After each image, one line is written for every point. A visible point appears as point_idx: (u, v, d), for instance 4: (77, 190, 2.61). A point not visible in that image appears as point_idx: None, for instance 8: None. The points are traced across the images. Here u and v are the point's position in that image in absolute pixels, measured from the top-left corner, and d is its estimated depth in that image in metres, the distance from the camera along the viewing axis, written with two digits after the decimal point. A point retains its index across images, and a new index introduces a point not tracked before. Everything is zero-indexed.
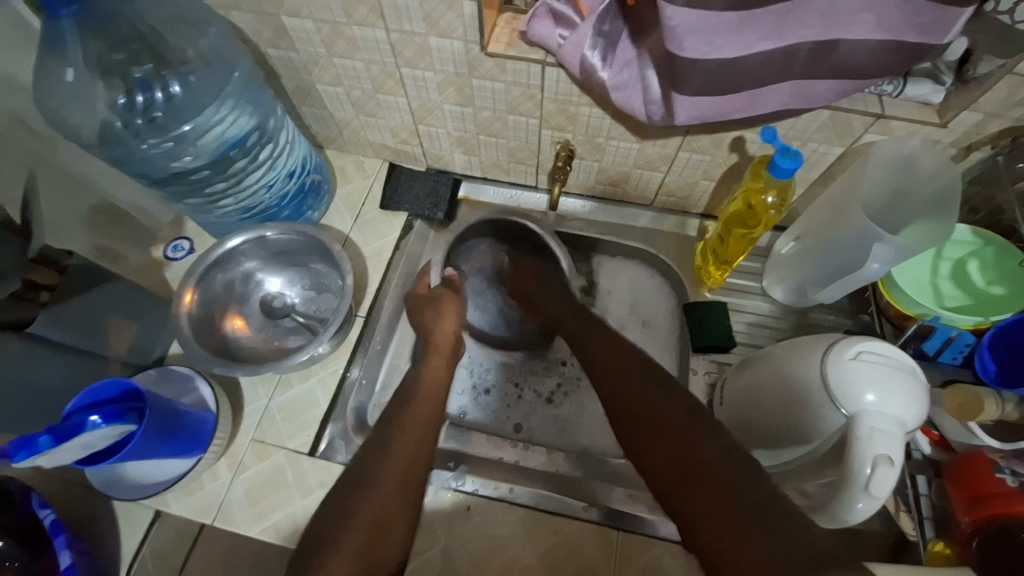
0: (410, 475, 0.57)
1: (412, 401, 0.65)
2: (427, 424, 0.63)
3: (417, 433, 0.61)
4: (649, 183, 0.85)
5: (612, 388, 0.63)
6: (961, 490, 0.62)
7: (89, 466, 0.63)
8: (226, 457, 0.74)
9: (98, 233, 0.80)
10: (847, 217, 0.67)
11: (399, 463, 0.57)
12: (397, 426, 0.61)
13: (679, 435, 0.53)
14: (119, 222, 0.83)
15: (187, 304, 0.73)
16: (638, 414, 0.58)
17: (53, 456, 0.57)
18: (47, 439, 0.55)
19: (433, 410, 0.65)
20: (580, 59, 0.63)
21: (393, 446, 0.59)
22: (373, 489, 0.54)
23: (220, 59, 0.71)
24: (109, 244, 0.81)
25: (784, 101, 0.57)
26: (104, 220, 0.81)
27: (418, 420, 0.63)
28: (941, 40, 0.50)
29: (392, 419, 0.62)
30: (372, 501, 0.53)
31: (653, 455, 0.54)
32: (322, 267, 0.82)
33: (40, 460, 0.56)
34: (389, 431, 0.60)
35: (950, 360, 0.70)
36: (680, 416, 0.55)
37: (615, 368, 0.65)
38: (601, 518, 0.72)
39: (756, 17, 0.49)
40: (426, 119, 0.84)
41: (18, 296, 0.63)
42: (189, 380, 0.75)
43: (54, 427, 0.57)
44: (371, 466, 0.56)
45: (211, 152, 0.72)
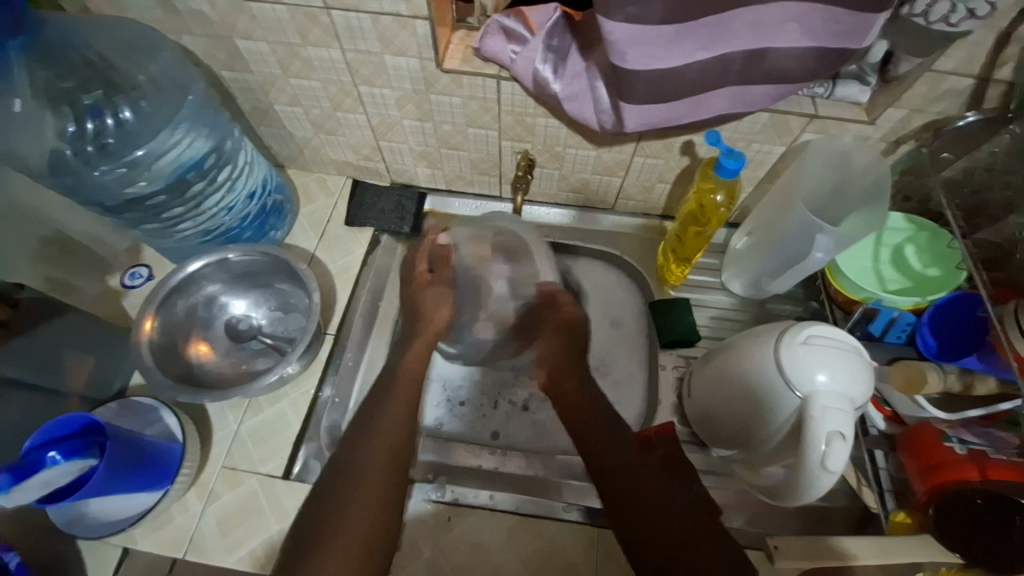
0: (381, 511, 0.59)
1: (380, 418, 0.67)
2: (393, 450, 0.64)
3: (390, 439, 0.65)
4: (609, 187, 0.88)
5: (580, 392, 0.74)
6: (915, 460, 0.66)
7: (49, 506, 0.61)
8: (195, 487, 0.72)
9: (49, 266, 0.77)
10: (790, 210, 0.71)
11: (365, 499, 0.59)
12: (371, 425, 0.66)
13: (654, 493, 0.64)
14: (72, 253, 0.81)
15: (147, 332, 0.71)
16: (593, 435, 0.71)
17: (14, 496, 0.56)
18: (7, 477, 0.54)
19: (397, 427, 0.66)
20: (532, 72, 0.66)
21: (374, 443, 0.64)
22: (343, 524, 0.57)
23: (173, 83, 0.71)
24: (62, 276, 0.78)
25: (724, 105, 0.61)
26: (55, 252, 0.78)
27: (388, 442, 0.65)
28: (861, 44, 0.54)
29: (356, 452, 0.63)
30: (343, 531, 0.57)
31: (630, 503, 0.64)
32: (288, 287, 0.81)
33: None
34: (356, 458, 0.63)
35: (895, 339, 0.75)
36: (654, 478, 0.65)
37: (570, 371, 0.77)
38: (587, 518, 0.73)
39: (691, 29, 0.52)
40: (387, 135, 0.85)
41: None
42: (153, 411, 0.72)
43: (12, 465, 0.56)
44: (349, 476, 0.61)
45: (167, 176, 0.71)
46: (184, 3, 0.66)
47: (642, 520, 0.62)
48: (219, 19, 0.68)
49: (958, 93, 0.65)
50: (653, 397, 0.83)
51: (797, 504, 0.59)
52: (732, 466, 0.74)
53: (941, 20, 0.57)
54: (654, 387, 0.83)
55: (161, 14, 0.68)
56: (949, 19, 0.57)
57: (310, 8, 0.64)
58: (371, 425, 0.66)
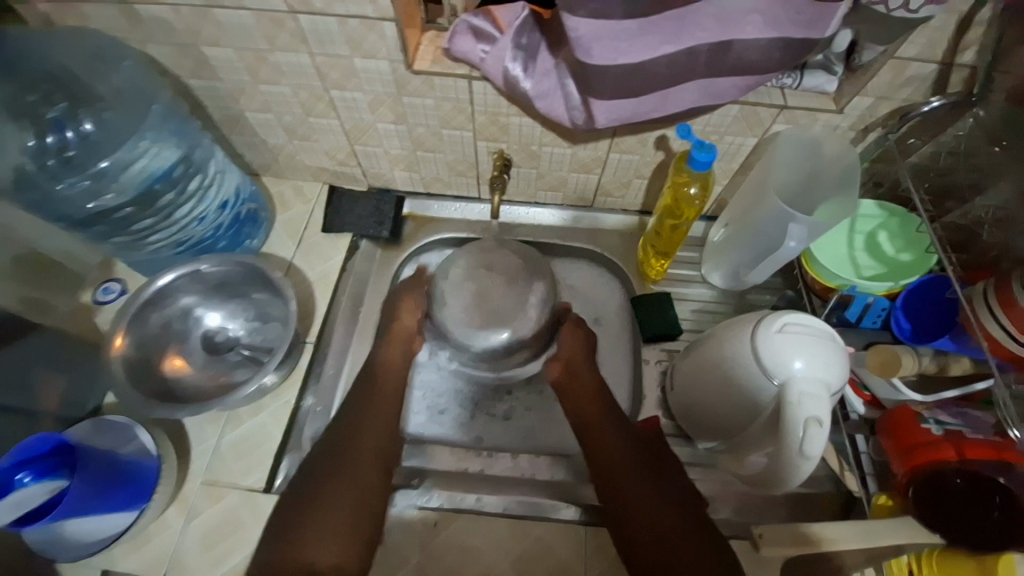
0: (354, 520, 0.61)
1: (366, 417, 0.70)
2: (375, 461, 0.67)
3: (385, 424, 0.70)
4: (586, 185, 0.89)
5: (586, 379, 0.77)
6: (893, 442, 0.66)
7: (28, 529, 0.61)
8: (176, 504, 0.70)
9: (22, 283, 0.74)
10: (764, 200, 0.72)
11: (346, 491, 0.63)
12: (366, 404, 0.71)
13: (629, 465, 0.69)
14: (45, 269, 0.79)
15: (118, 348, 0.70)
16: (584, 414, 0.74)
17: None
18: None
19: (381, 436, 0.69)
20: (503, 71, 0.65)
21: (366, 423, 0.69)
22: (316, 526, 0.60)
23: (136, 92, 0.70)
24: (36, 295, 0.75)
25: (694, 98, 0.61)
26: (27, 271, 0.76)
27: (367, 460, 0.66)
28: (823, 34, 0.55)
29: (343, 452, 0.66)
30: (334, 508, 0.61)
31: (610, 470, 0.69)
32: (265, 297, 0.79)
33: None
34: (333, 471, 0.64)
35: (871, 324, 0.75)
36: (631, 451, 0.70)
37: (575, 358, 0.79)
38: (581, 518, 0.73)
39: (655, 23, 0.53)
40: (361, 139, 0.84)
41: None
42: (128, 428, 0.69)
43: None
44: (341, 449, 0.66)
45: (135, 186, 0.70)
46: (146, 11, 0.65)
47: (628, 499, 0.66)
48: (183, 26, 0.67)
49: (923, 79, 0.66)
50: (638, 392, 0.83)
51: (784, 490, 0.59)
52: (717, 457, 0.74)
53: (901, 7, 0.57)
54: (639, 382, 0.83)
55: (123, 22, 0.67)
56: (909, 5, 0.57)
57: (276, 13, 0.64)
58: (363, 410, 0.70)
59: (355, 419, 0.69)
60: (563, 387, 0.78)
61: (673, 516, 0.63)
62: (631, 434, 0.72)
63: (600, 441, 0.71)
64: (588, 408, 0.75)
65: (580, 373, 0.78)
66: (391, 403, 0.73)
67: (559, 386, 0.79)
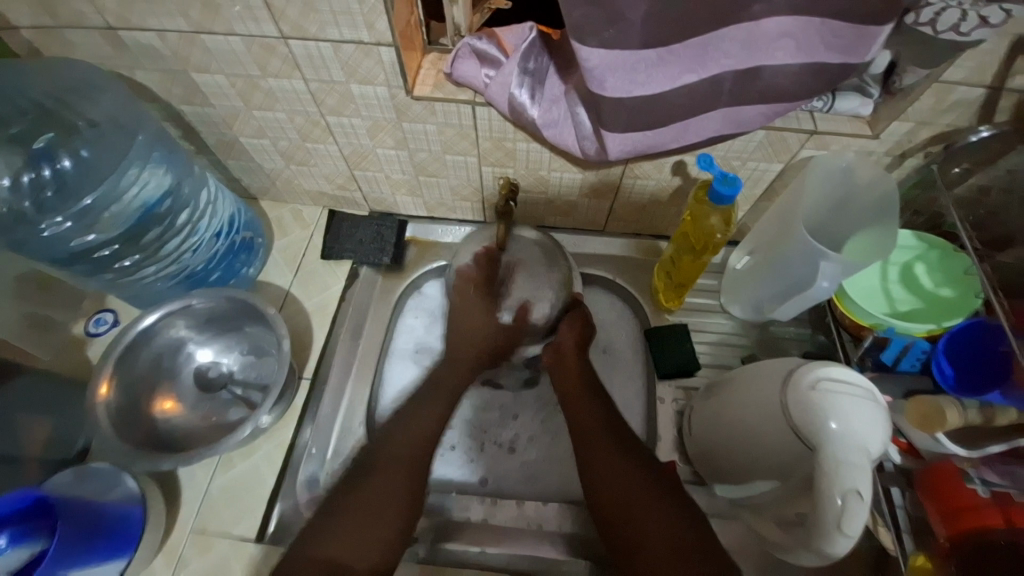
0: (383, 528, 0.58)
1: (401, 428, 0.67)
2: (407, 486, 0.62)
3: (410, 442, 0.66)
4: (598, 210, 0.84)
5: (589, 403, 0.70)
6: (935, 503, 0.61)
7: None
8: (163, 553, 0.67)
9: (26, 302, 0.77)
10: (790, 232, 0.66)
11: (384, 505, 0.60)
12: (398, 426, 0.67)
13: (639, 493, 0.61)
14: (50, 288, 0.79)
15: (104, 396, 0.65)
16: (586, 437, 0.68)
17: None
18: None
19: (410, 448, 0.65)
20: (508, 98, 0.61)
21: (394, 437, 0.66)
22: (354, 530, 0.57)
23: (120, 124, 0.67)
24: (44, 312, 0.78)
25: (716, 127, 0.56)
26: (31, 288, 0.78)
27: (396, 474, 0.62)
28: (863, 59, 0.49)
29: (373, 468, 0.63)
30: (365, 517, 0.58)
31: (608, 496, 0.62)
32: (259, 330, 0.76)
33: None
34: (365, 477, 0.62)
35: (908, 368, 0.70)
36: (643, 483, 0.62)
37: (579, 383, 0.72)
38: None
39: (674, 51, 0.48)
40: (361, 164, 0.80)
41: None
42: (114, 476, 0.64)
43: None
44: (371, 462, 0.64)
45: (124, 223, 0.68)
46: (132, 38, 0.62)
47: (640, 531, 0.58)
48: (170, 52, 0.63)
49: (968, 104, 0.61)
50: (653, 433, 0.77)
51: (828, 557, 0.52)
52: (739, 512, 0.68)
53: (950, 30, 0.52)
54: (654, 422, 0.78)
55: (109, 49, 0.64)
56: (959, 28, 0.52)
57: (267, 39, 0.60)
58: (400, 424, 0.67)
59: (384, 443, 0.65)
60: (567, 409, 0.72)
61: (695, 540, 0.56)
62: (642, 452, 0.66)
63: (605, 469, 0.64)
64: (594, 424, 0.68)
65: (576, 392, 0.72)
66: (416, 427, 0.67)
67: (561, 390, 0.73)
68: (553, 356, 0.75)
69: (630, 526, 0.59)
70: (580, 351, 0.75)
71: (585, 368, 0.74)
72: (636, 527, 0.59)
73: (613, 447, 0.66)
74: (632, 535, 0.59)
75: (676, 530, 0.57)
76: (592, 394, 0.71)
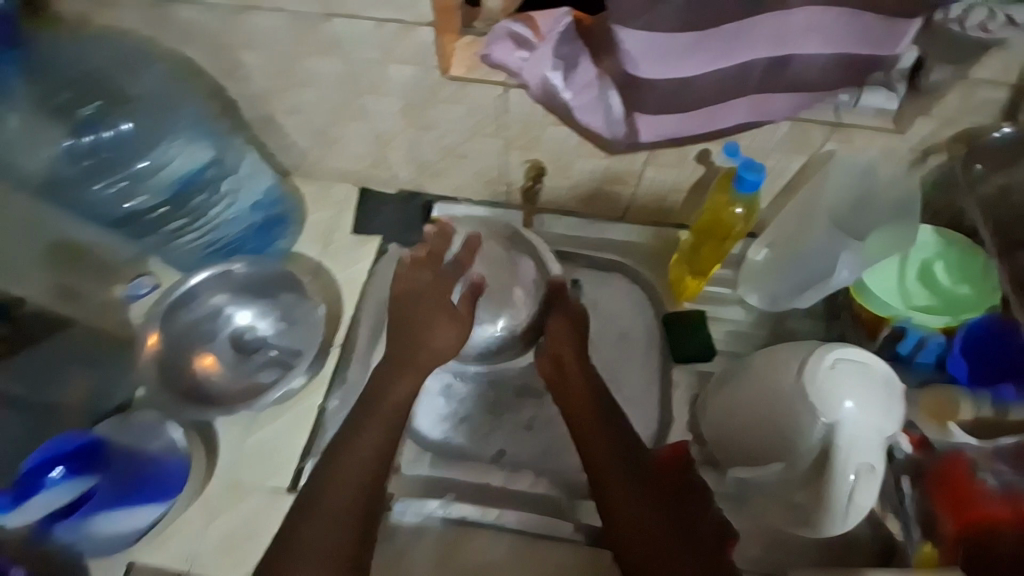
0: (331, 535, 0.60)
1: (367, 425, 0.66)
2: (360, 495, 0.63)
3: (371, 448, 0.65)
4: (619, 199, 0.85)
5: (598, 411, 0.72)
6: (944, 494, 0.64)
7: (67, 529, 0.63)
8: (200, 502, 0.69)
9: (55, 272, 0.75)
10: (813, 228, 0.71)
11: (336, 512, 0.62)
12: (361, 423, 0.66)
13: (635, 489, 0.67)
14: (79, 259, 0.76)
15: (151, 346, 0.73)
16: (588, 444, 0.70)
17: (21, 514, 0.60)
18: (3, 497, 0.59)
19: (374, 451, 0.65)
20: (542, 80, 0.63)
21: (358, 439, 0.65)
22: (312, 536, 0.60)
23: (169, 95, 0.74)
24: (69, 282, 0.76)
25: (744, 116, 0.58)
26: (62, 257, 0.75)
27: (351, 486, 0.63)
28: (893, 50, 0.52)
29: (332, 475, 0.64)
30: (314, 525, 0.61)
31: (615, 494, 0.67)
32: (293, 299, 0.79)
33: (15, 519, 0.60)
34: (326, 479, 0.64)
35: (925, 363, 0.71)
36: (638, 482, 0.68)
37: (584, 391, 0.73)
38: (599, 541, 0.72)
39: (709, 37, 0.50)
40: (391, 147, 0.82)
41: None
42: (155, 426, 0.69)
43: (14, 487, 0.60)
44: (333, 464, 0.64)
45: (167, 188, 0.77)
46: (184, 17, 0.66)
47: (629, 526, 0.65)
48: (217, 29, 0.67)
49: (992, 105, 0.63)
50: (667, 414, 0.80)
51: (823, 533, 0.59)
52: (750, 495, 0.68)
53: (976, 27, 0.55)
54: (669, 405, 0.80)
55: (154, 22, 0.67)
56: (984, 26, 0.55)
57: (310, 17, 0.64)
58: (359, 428, 0.66)
59: (348, 441, 0.65)
60: (569, 409, 0.73)
61: (669, 530, 0.65)
62: (648, 466, 0.71)
63: (608, 469, 0.68)
64: (594, 430, 0.71)
65: (578, 388, 0.74)
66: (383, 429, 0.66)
67: (564, 407, 0.74)
68: (551, 365, 0.76)
69: (625, 521, 0.65)
70: (580, 359, 0.76)
71: (588, 375, 0.75)
72: (631, 522, 0.65)
73: (625, 468, 0.69)
74: (627, 528, 0.65)
75: (658, 522, 0.65)
76: (596, 389, 0.74)
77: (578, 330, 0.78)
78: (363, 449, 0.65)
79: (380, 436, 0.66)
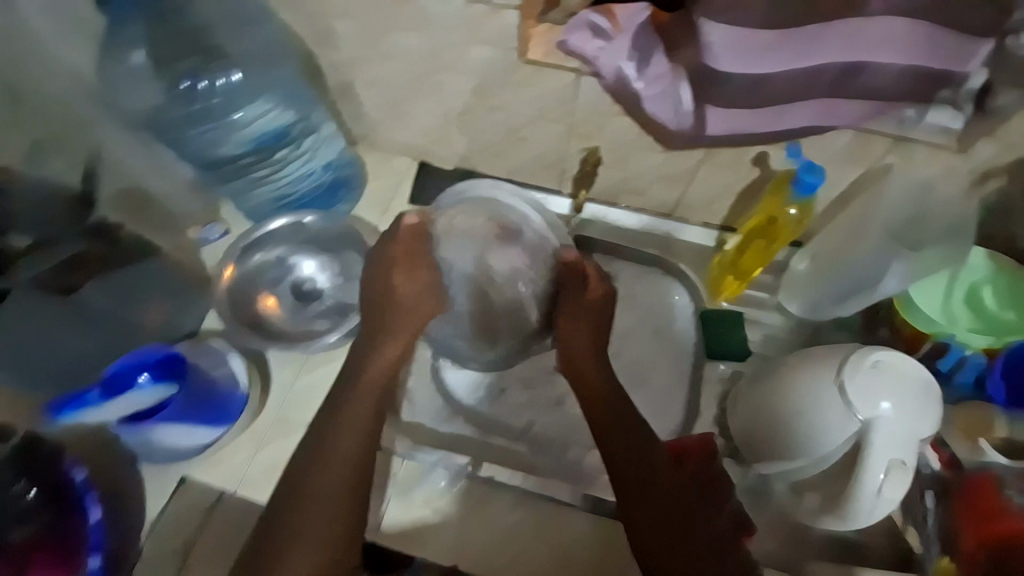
0: (330, 506, 0.63)
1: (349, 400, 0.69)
2: (352, 467, 0.65)
3: (355, 423, 0.68)
4: (669, 196, 0.88)
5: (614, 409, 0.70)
6: (968, 511, 0.65)
7: (136, 432, 0.70)
8: (250, 431, 0.75)
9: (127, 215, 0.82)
10: (865, 239, 0.73)
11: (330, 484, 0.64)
12: (342, 399, 0.70)
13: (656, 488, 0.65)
14: (147, 207, 0.84)
15: (227, 277, 0.80)
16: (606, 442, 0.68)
17: (110, 410, 0.68)
18: (98, 391, 0.68)
19: (356, 426, 0.67)
20: (616, 70, 0.65)
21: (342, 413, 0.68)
22: (308, 507, 0.63)
23: (269, 54, 0.76)
24: (139, 225, 0.83)
25: (808, 118, 0.60)
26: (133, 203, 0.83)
27: (336, 458, 0.65)
28: (964, 67, 0.54)
29: (318, 446, 0.66)
30: (312, 495, 0.64)
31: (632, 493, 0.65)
32: (353, 257, 0.84)
33: (100, 414, 0.69)
34: (317, 449, 0.66)
35: (964, 381, 0.72)
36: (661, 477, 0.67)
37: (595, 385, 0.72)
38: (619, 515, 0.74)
39: (789, 36, 0.53)
40: (458, 123, 0.86)
41: (74, 260, 0.71)
42: (222, 353, 0.75)
43: (110, 382, 0.69)
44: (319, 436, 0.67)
45: (252, 140, 0.80)
46: None
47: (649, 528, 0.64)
48: None
49: None
50: (695, 407, 0.83)
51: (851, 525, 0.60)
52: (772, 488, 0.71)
53: None
54: (698, 398, 0.83)
55: None
56: None
57: None
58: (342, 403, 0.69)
59: (330, 413, 0.69)
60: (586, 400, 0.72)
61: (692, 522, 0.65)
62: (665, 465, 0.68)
63: (625, 469, 0.66)
64: (611, 428, 0.69)
65: (593, 372, 0.72)
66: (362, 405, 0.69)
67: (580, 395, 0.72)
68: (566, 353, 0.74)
69: (646, 519, 0.64)
70: (596, 339, 0.75)
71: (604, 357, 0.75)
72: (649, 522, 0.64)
73: (643, 468, 0.66)
74: (648, 529, 0.64)
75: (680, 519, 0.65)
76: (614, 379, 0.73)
77: (600, 308, 0.76)
78: (349, 423, 0.68)
79: (362, 434, 0.67)
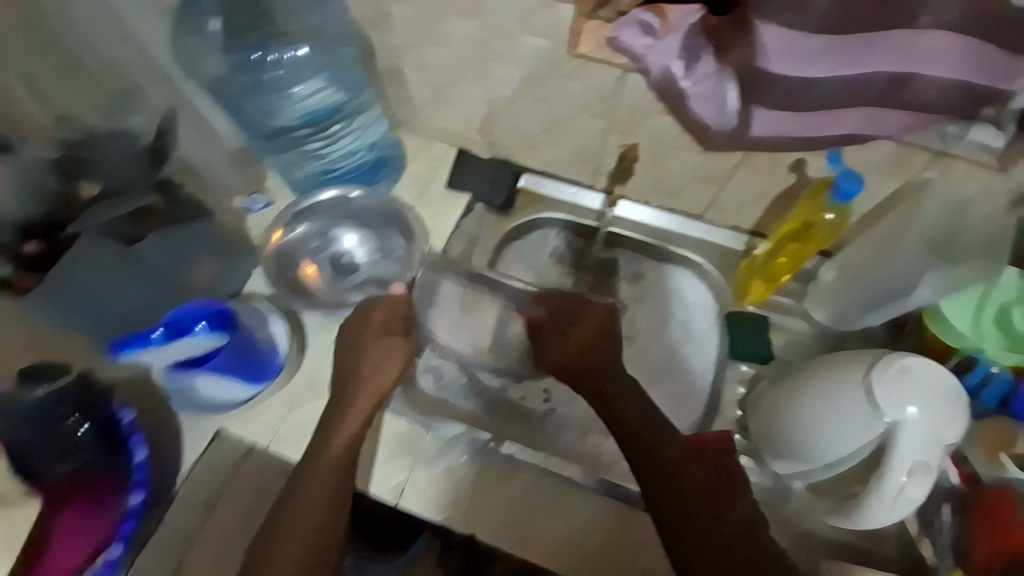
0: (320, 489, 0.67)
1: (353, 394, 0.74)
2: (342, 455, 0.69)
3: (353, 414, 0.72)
4: (702, 198, 0.89)
5: (630, 411, 0.72)
6: (985, 524, 0.66)
7: (176, 380, 0.73)
8: (284, 391, 0.78)
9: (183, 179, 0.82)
10: (898, 251, 0.74)
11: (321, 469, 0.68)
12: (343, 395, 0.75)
13: (678, 480, 0.68)
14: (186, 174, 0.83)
15: (274, 241, 0.86)
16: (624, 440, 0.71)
17: (161, 353, 0.71)
18: (157, 334, 0.71)
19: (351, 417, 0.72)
20: (663, 68, 0.64)
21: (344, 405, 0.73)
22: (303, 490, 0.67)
23: (332, 35, 0.80)
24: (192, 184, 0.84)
25: (856, 125, 0.62)
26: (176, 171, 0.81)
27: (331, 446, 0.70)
28: (1010, 85, 0.54)
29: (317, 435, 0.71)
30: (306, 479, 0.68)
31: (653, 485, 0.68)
32: (394, 236, 0.90)
33: (151, 356, 0.72)
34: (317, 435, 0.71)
35: (989, 402, 0.72)
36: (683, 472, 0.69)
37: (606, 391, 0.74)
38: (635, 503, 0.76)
39: (839, 43, 0.55)
40: (499, 112, 0.88)
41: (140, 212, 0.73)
42: (266, 316, 0.80)
43: (169, 325, 0.72)
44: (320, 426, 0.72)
45: (305, 114, 0.85)
46: None
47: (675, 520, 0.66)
48: None
49: None
50: (713, 404, 0.84)
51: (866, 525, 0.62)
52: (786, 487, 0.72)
53: None
54: (717, 396, 0.85)
55: None
56: None
57: None
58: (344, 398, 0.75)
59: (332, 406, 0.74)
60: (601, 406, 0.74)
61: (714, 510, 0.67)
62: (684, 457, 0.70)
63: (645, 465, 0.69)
64: (628, 428, 0.71)
65: (604, 378, 0.74)
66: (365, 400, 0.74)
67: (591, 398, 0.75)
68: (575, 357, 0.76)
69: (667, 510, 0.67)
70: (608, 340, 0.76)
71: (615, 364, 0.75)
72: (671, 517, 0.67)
73: (660, 462, 0.69)
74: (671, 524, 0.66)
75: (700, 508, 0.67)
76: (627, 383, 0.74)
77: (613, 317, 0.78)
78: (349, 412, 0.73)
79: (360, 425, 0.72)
